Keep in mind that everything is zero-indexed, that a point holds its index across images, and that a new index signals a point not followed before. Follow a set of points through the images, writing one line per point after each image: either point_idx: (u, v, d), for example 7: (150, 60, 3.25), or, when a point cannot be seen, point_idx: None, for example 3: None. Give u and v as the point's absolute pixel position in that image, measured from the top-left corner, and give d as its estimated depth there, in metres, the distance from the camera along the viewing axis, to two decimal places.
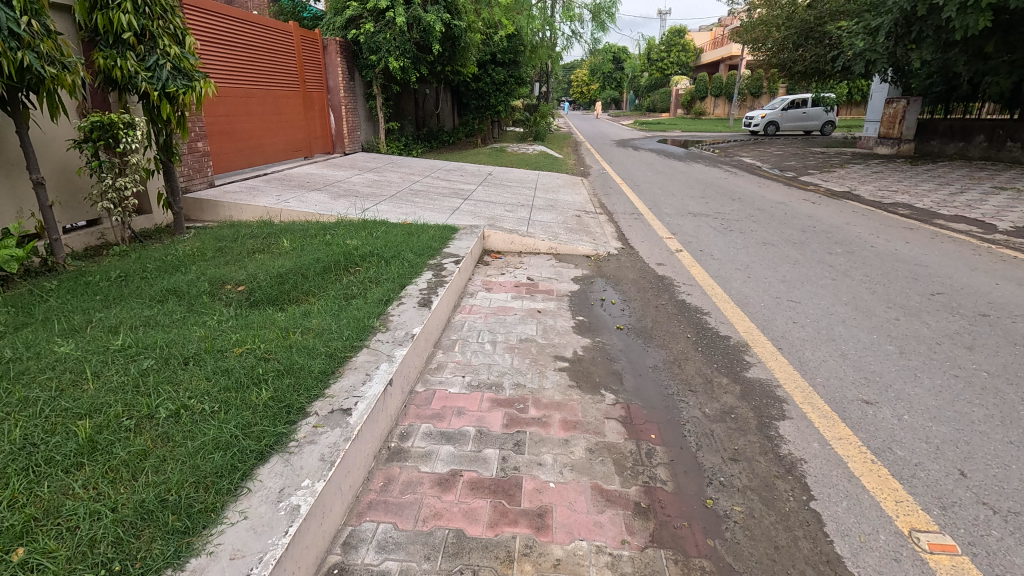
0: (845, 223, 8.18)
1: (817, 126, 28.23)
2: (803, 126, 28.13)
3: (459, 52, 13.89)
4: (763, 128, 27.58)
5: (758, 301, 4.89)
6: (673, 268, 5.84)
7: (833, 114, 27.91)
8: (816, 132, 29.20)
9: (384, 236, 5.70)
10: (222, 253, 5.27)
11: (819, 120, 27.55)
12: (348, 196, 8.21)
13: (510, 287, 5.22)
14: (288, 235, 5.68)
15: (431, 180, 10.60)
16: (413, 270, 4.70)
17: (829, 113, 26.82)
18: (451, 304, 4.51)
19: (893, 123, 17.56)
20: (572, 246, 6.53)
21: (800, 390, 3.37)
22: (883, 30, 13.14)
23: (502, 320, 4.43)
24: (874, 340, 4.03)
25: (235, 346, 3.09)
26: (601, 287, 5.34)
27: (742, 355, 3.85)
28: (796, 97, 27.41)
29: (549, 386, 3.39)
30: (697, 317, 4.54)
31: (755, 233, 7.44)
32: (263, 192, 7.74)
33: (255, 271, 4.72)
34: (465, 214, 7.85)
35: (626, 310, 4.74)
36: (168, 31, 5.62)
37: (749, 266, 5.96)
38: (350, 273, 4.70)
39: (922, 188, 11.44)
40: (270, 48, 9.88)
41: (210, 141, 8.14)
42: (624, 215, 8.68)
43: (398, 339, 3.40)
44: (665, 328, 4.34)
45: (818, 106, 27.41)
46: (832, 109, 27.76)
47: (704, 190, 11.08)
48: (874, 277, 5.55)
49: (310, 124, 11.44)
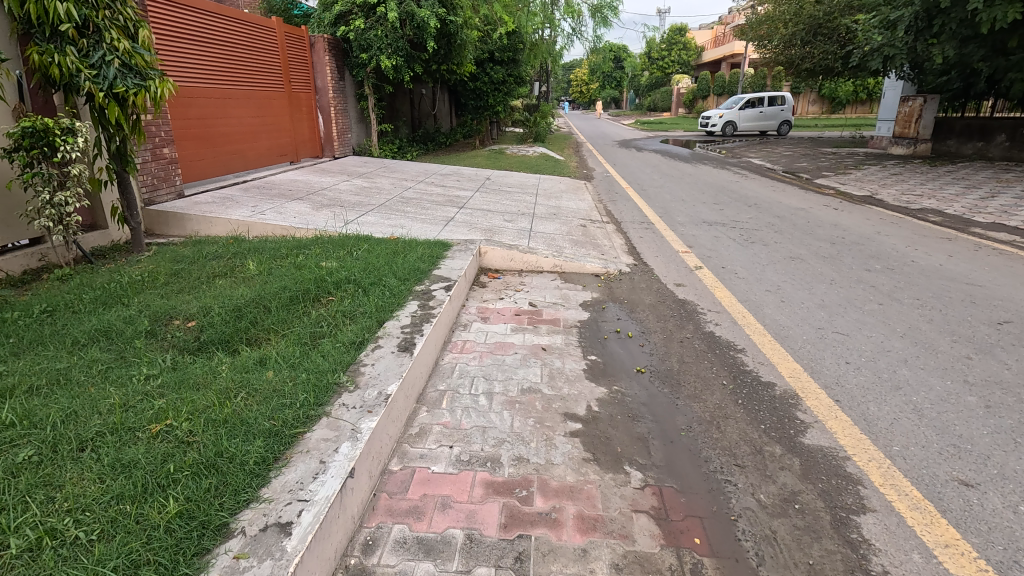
0: (877, 233, 7.46)
1: (774, 126, 26.62)
2: (760, 126, 26.48)
3: (455, 50, 13.18)
4: (724, 127, 25.72)
5: (799, 333, 4.19)
6: (694, 291, 5.14)
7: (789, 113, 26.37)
8: (773, 131, 27.64)
9: (364, 256, 4.98)
10: (177, 278, 4.58)
11: (774, 120, 26.12)
12: (333, 206, 7.52)
13: (509, 317, 4.52)
14: (256, 255, 4.98)
15: (425, 186, 9.89)
16: (393, 300, 3.99)
17: (786, 112, 25.58)
18: (440, 342, 3.80)
19: (909, 122, 16.58)
20: (578, 263, 5.83)
21: (876, 465, 2.67)
22: (902, 24, 12.44)
23: (499, 362, 3.72)
24: (950, 390, 3.32)
25: (153, 420, 2.40)
26: (614, 315, 4.64)
27: (793, 411, 3.15)
28: (750, 96, 25.85)
29: (559, 461, 2.69)
30: (731, 356, 3.83)
31: (779, 246, 6.74)
32: (240, 202, 7.05)
33: (209, 303, 4.02)
34: (460, 226, 7.14)
35: (646, 346, 4.03)
36: (118, 23, 4.90)
37: (780, 287, 5.24)
38: (321, 305, 3.99)
39: (949, 192, 10.72)
40: (250, 45, 9.21)
41: (181, 147, 7.45)
42: (634, 225, 7.97)
43: (367, 404, 2.69)
44: (694, 372, 3.64)
45: (774, 104, 25.95)
46: (788, 108, 26.48)
47: (717, 196, 10.37)
48: (927, 301, 4.85)
49: (296, 126, 10.74)
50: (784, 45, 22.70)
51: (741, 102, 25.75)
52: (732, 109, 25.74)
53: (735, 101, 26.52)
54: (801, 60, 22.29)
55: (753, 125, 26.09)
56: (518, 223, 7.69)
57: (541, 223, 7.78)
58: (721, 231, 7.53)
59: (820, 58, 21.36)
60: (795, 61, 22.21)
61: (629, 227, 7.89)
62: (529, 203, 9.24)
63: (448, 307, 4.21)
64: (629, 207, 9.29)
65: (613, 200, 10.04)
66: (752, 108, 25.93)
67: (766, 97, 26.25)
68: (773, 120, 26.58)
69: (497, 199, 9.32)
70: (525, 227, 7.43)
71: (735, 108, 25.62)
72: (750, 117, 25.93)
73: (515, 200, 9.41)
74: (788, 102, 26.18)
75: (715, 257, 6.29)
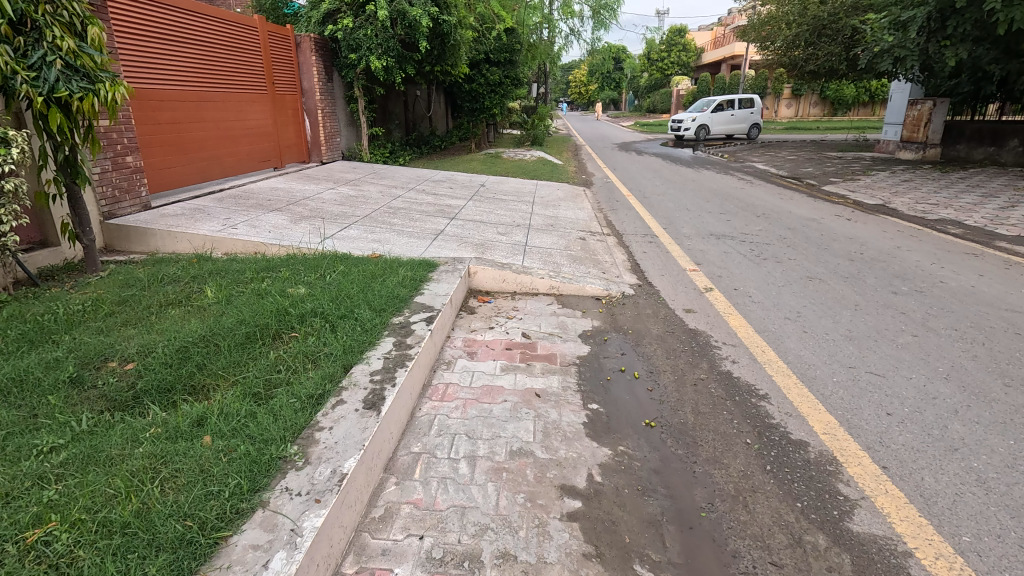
0: (897, 248, 6.95)
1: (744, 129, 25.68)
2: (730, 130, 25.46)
3: (448, 50, 12.66)
4: (698, 130, 24.30)
5: (827, 373, 3.70)
6: (705, 318, 4.64)
7: (757, 116, 25.57)
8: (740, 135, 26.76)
9: (337, 280, 4.45)
10: (126, 307, 4.06)
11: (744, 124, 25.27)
12: (315, 218, 7.01)
13: (498, 352, 4.00)
14: (217, 280, 4.46)
15: (415, 194, 9.36)
16: (364, 338, 3.46)
17: (756, 115, 24.87)
18: (417, 389, 3.28)
19: (918, 126, 16.04)
20: (576, 285, 5.30)
21: (945, 565, 2.16)
22: (914, 25, 11.96)
23: (485, 413, 3.20)
24: (1015, 452, 2.82)
25: (35, 524, 1.89)
26: (617, 349, 4.12)
27: (832, 482, 2.64)
28: (718, 98, 24.66)
29: (553, 559, 2.18)
30: (753, 405, 3.32)
31: (794, 263, 6.24)
32: (213, 214, 6.54)
33: (154, 341, 3.51)
34: (449, 240, 6.63)
35: (654, 390, 3.51)
36: (61, 19, 4.35)
37: (800, 315, 4.73)
38: (281, 344, 3.47)
39: (965, 201, 10.22)
40: (230, 44, 8.69)
41: (150, 154, 6.94)
42: (636, 238, 7.47)
43: (316, 489, 2.16)
44: (711, 426, 3.13)
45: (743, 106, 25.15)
46: (757, 111, 25.70)
47: (724, 205, 9.86)
48: (966, 332, 4.34)
49: (281, 130, 10.23)
50: (788, 46, 22.21)
51: (712, 104, 24.56)
52: (706, 112, 24.36)
53: (701, 103, 25.26)
54: (804, 62, 21.78)
55: (725, 129, 25.05)
56: (512, 236, 7.18)
57: (537, 237, 7.28)
58: (730, 246, 7.03)
59: (824, 59, 20.86)
60: (799, 62, 21.71)
61: (630, 241, 7.38)
62: (525, 213, 8.73)
63: (429, 343, 3.69)
64: (630, 217, 8.79)
65: (614, 210, 9.54)
66: (723, 109, 24.78)
67: (735, 99, 25.17)
68: (742, 123, 25.62)
69: (492, 209, 8.81)
70: (521, 241, 6.93)
71: (708, 111, 24.34)
72: (722, 120, 24.79)
73: (511, 209, 8.90)
74: (755, 104, 25.32)
75: (725, 276, 5.80)
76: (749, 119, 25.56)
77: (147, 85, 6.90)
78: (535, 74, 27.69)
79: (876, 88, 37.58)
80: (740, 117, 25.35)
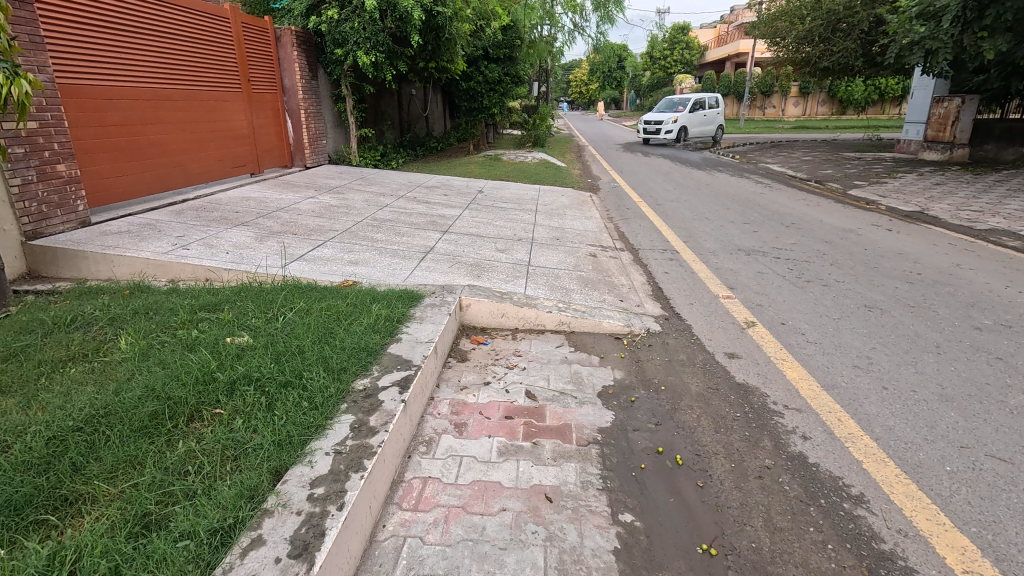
0: (958, 266, 6.01)
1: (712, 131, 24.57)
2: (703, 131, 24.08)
3: (443, 45, 11.72)
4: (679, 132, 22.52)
5: (933, 457, 2.77)
6: (753, 367, 3.72)
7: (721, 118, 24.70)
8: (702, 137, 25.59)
9: (291, 325, 3.52)
10: (13, 360, 3.14)
11: (713, 126, 24.28)
12: (285, 233, 6.09)
13: (494, 423, 3.08)
14: (142, 322, 3.54)
15: (406, 203, 8.45)
16: (309, 420, 2.54)
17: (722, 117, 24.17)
18: (381, 496, 2.36)
19: (944, 126, 15.05)
20: (589, 320, 4.37)
21: None
22: (949, 15, 10.99)
23: (476, 532, 2.28)
24: None
25: None
26: (648, 415, 3.19)
27: None
28: (693, 97, 23.14)
29: None
30: (848, 514, 2.39)
31: (844, 288, 5.30)
32: (165, 230, 5.63)
33: (25, 417, 2.59)
34: (440, 260, 5.70)
35: (707, 489, 2.58)
36: None
37: (871, 361, 3.80)
38: (197, 427, 2.54)
39: (1011, 207, 9.27)
40: (198, 36, 7.74)
41: (93, 162, 6.03)
42: (653, 255, 6.54)
43: None
44: (796, 554, 2.20)
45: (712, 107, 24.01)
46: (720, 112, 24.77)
47: (746, 213, 8.93)
48: None
49: (258, 132, 9.30)
50: (800, 41, 21.24)
51: (686, 104, 23.02)
52: (685, 112, 22.67)
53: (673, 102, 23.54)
54: (818, 58, 20.80)
55: (701, 130, 23.67)
56: (512, 253, 6.25)
57: (540, 254, 6.36)
58: (762, 265, 6.09)
59: (839, 55, 19.89)
60: (812, 59, 20.74)
61: (647, 257, 6.45)
62: (527, 224, 7.82)
63: (402, 421, 2.75)
64: (644, 229, 7.86)
65: (625, 219, 8.62)
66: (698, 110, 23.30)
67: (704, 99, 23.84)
68: (710, 124, 24.45)
69: (490, 219, 7.89)
70: (523, 260, 6.02)
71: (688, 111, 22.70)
72: (699, 121, 23.33)
73: (511, 220, 7.98)
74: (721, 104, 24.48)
75: (766, 305, 4.87)
76: (716, 120, 24.37)
77: (92, 82, 5.97)
78: (536, 72, 26.75)
79: (886, 85, 36.65)
80: (709, 118, 24.10)
